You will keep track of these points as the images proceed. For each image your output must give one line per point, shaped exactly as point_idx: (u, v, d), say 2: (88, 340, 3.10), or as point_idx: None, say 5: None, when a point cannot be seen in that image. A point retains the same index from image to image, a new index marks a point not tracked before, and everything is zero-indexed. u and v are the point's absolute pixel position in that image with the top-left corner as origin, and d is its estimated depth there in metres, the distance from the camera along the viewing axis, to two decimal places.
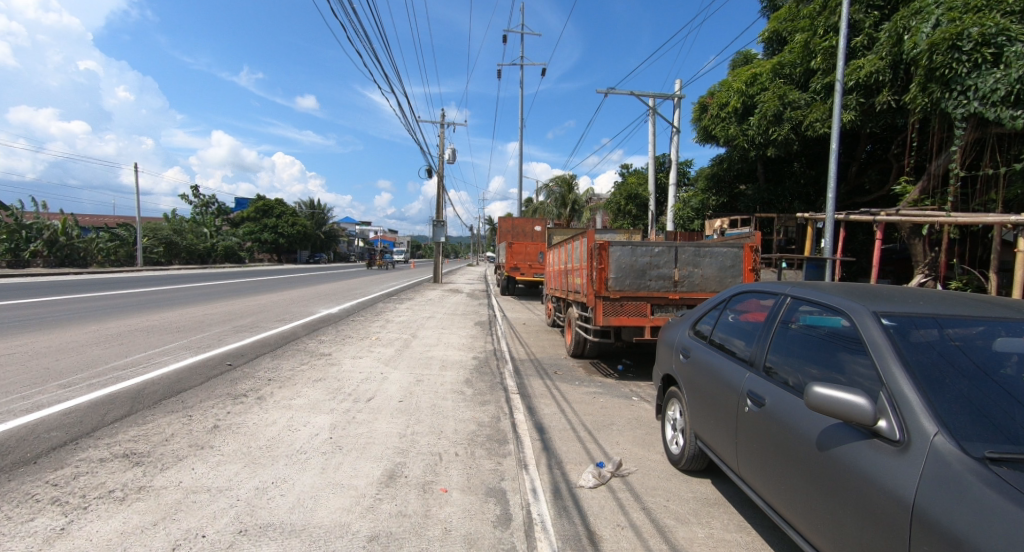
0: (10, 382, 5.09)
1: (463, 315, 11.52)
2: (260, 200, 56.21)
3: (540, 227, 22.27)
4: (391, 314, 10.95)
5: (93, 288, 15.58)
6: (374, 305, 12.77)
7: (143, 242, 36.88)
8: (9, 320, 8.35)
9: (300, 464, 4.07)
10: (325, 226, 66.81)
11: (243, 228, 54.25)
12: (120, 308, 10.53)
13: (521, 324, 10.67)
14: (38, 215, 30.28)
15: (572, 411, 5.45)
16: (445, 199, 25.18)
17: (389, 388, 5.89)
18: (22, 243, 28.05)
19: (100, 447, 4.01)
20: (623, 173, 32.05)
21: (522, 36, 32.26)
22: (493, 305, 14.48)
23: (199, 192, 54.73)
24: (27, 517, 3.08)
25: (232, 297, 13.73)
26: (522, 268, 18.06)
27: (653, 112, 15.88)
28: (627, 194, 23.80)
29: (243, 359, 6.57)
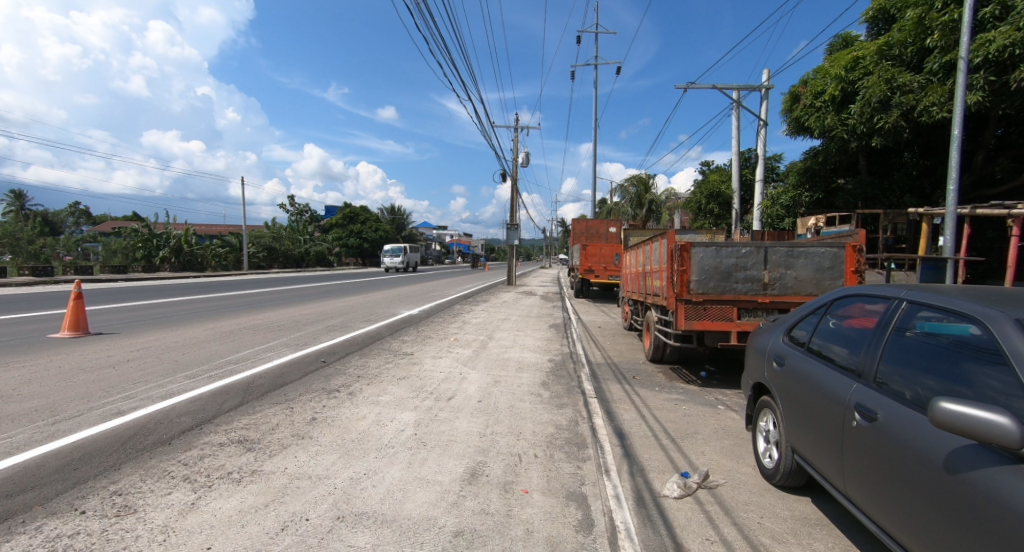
0: (148, 371, 5.83)
1: (538, 318, 11.57)
2: (346, 208, 60.27)
3: (615, 228, 21.89)
4: (468, 316, 11.25)
5: (211, 290, 17.47)
6: (451, 307, 13.20)
7: (250, 249, 40.85)
8: (145, 317, 9.59)
9: (388, 458, 4.29)
10: (404, 231, 70.22)
11: (332, 233, 58.43)
12: (231, 307, 11.71)
13: (597, 327, 10.53)
14: (167, 225, 34.66)
15: (653, 417, 5.28)
16: (519, 203, 25.44)
17: (469, 388, 6.05)
18: (153, 251, 32.16)
19: (220, 433, 4.48)
20: (704, 170, 30.48)
21: (596, 36, 32.14)
22: (567, 307, 14.47)
23: (294, 201, 59.79)
24: (165, 491, 3.51)
25: (325, 299, 14.86)
26: (596, 270, 17.82)
27: (737, 105, 15.03)
28: (709, 192, 22.72)
29: (335, 356, 7.04)
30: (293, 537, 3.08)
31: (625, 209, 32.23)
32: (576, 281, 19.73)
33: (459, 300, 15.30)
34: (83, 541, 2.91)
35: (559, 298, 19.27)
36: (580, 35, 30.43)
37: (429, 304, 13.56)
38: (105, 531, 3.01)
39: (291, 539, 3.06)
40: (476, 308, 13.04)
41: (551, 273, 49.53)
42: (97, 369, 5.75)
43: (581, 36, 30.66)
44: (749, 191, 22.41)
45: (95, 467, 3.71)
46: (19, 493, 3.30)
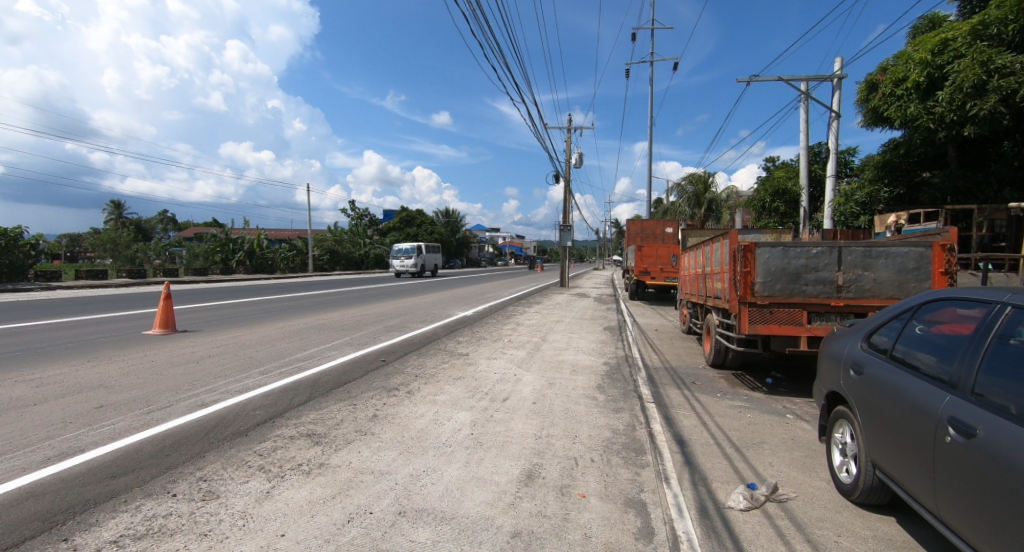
0: (227, 367, 6.28)
1: (592, 320, 11.45)
2: (403, 212, 62.38)
3: (672, 228, 21.34)
4: (521, 317, 11.29)
5: (281, 291, 18.61)
6: (505, 309, 13.32)
7: (315, 252, 43.21)
8: (223, 316, 10.36)
9: (446, 456, 4.38)
10: (458, 233, 71.60)
11: (390, 237, 60.64)
12: (298, 307, 12.42)
13: (654, 330, 10.27)
14: (242, 230, 37.37)
15: (715, 425, 5.08)
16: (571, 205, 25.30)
17: (523, 389, 6.07)
18: (230, 254, 34.72)
19: (291, 426, 4.75)
20: (768, 167, 28.95)
21: (652, 32, 31.45)
22: (621, 310, 14.21)
23: (354, 207, 62.58)
24: (244, 479, 3.76)
25: (384, 299, 15.44)
26: (652, 271, 17.41)
27: (805, 97, 14.22)
28: (774, 190, 21.63)
29: (394, 356, 7.28)
30: (358, 529, 3.21)
31: (682, 209, 31.23)
32: (630, 283, 19.36)
33: (512, 302, 15.41)
34: (174, 522, 3.16)
35: (612, 300, 18.99)
36: (635, 33, 29.85)
37: (483, 306, 13.74)
38: (192, 514, 3.27)
39: (357, 531, 3.19)
40: (530, 310, 13.07)
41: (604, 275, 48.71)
42: (183, 364, 6.25)
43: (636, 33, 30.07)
44: (819, 188, 21.09)
45: (184, 454, 4.04)
46: (120, 475, 3.64)
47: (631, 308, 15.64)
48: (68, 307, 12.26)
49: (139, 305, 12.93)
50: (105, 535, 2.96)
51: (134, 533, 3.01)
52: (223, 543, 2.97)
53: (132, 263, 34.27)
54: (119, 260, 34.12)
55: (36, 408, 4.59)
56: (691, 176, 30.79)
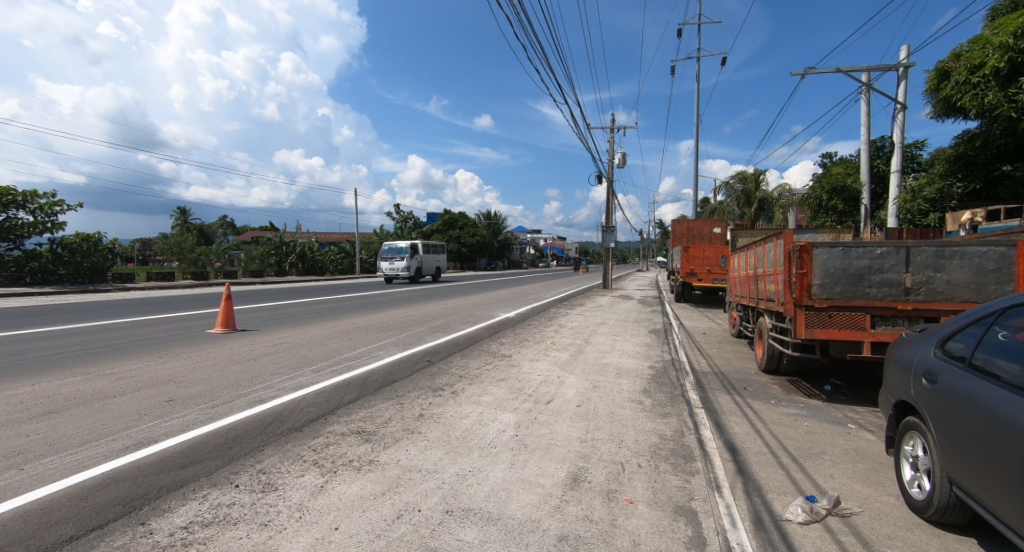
0: (282, 364, 6.57)
1: (637, 323, 11.24)
2: (446, 215, 63.49)
3: (720, 228, 20.73)
4: (564, 319, 11.23)
5: (332, 292, 19.29)
6: (547, 310, 13.28)
7: (362, 255, 44.52)
8: (278, 317, 10.85)
9: (491, 457, 4.41)
10: (501, 235, 72.04)
11: (434, 239, 61.77)
12: (347, 308, 12.83)
13: (702, 333, 9.98)
14: (295, 234, 39.05)
15: (769, 433, 4.87)
16: (614, 205, 24.95)
17: (567, 392, 6.02)
18: (284, 257, 36.30)
19: (342, 423, 4.91)
20: (825, 163, 27.51)
21: (699, 27, 30.57)
22: (667, 312, 13.89)
23: (399, 210, 64.19)
24: (299, 473, 3.92)
25: (428, 301, 15.71)
26: (699, 273, 16.95)
27: (867, 88, 13.48)
28: (831, 187, 20.57)
29: (438, 356, 7.39)
30: (407, 526, 3.27)
31: (731, 209, 30.19)
32: (676, 285, 18.89)
33: (554, 303, 15.37)
34: (237, 511, 3.33)
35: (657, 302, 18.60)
36: (682, 28, 29.12)
37: (526, 307, 13.75)
38: (254, 504, 3.43)
39: (406, 527, 3.25)
40: (572, 312, 12.98)
41: (648, 277, 47.62)
42: (243, 361, 6.59)
43: (683, 29, 29.33)
44: (882, 184, 19.89)
45: (245, 447, 4.26)
46: (189, 465, 3.87)
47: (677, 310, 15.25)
48: (141, 307, 13.20)
49: (203, 305, 13.75)
50: (177, 521, 3.16)
51: (202, 520, 3.19)
52: (281, 533, 3.10)
53: (197, 266, 36.53)
54: (186, 263, 36.49)
55: (115, 400, 4.96)
56: (740, 174, 29.69)
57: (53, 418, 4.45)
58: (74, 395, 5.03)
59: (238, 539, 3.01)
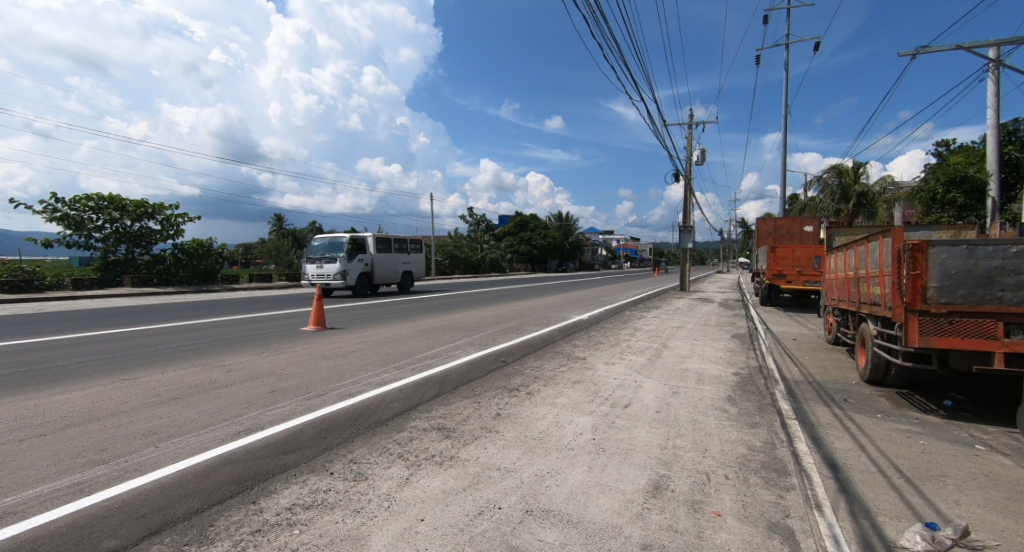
0: (366, 361, 6.94)
1: (719, 327, 10.70)
2: (517, 217, 64.16)
3: (812, 227, 19.27)
4: (639, 323, 10.94)
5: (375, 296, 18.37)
6: (621, 313, 13.00)
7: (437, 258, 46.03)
8: (363, 315, 11.51)
9: (569, 459, 4.38)
10: (571, 236, 71.53)
11: (505, 241, 62.56)
12: (424, 309, 13.31)
13: (793, 340, 9.30)
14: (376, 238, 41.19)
15: (876, 449, 4.45)
16: (691, 204, 23.91)
17: (645, 397, 5.85)
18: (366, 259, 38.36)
19: (423, 419, 5.09)
20: (943, 151, 24.54)
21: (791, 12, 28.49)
22: (752, 316, 13.09)
23: (471, 213, 65.83)
24: (386, 464, 4.12)
25: (501, 302, 15.94)
26: (788, 275, 15.96)
27: (996, 65, 11.91)
28: (949, 178, 18.39)
29: (513, 357, 7.46)
30: (489, 523, 3.32)
31: (824, 205, 27.82)
32: (760, 287, 17.78)
33: (628, 306, 15.00)
34: (333, 496, 3.56)
35: (739, 305, 17.61)
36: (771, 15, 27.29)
37: (599, 310, 13.55)
38: (347, 492, 3.65)
39: (488, 524, 3.31)
40: (648, 315, 12.60)
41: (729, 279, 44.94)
42: (332, 357, 7.03)
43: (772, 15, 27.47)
44: (1014, 173, 17.48)
45: (338, 437, 4.54)
46: (290, 452, 4.19)
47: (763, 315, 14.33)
48: (244, 306, 14.54)
49: (298, 304, 14.88)
50: (283, 502, 3.43)
51: (303, 503, 3.44)
52: (373, 521, 3.27)
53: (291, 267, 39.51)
54: (280, 266, 39.48)
55: (227, 389, 5.49)
56: (834, 167, 27.24)
57: (178, 403, 4.99)
58: (193, 383, 5.62)
59: (335, 523, 3.21)
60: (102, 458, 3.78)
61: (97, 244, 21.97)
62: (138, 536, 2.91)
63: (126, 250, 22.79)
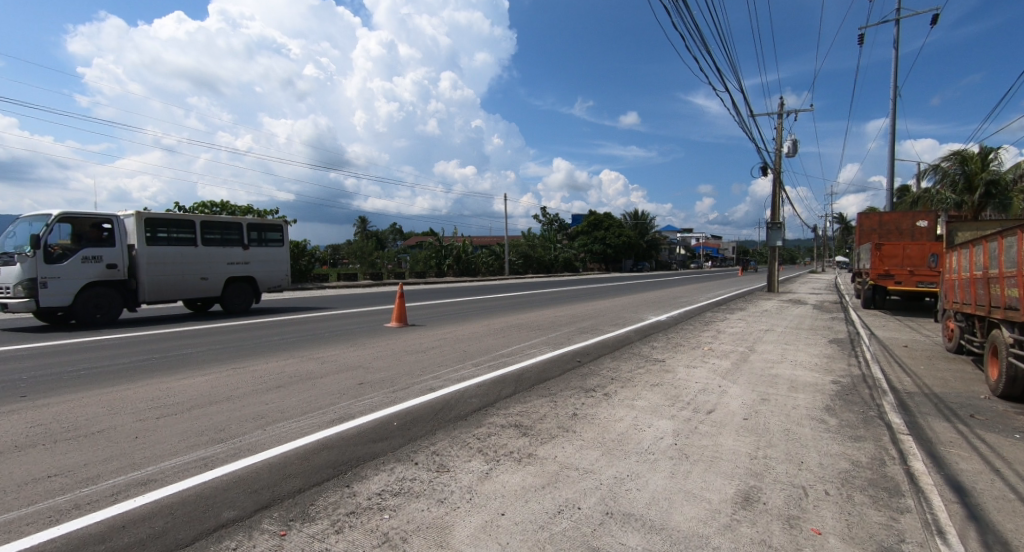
0: (446, 357, 7.17)
1: (814, 331, 9.89)
2: (590, 216, 63.38)
3: (927, 222, 17.27)
4: (723, 325, 10.39)
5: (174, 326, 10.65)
6: (702, 315, 12.40)
7: (511, 257, 46.61)
8: (443, 313, 11.92)
9: (650, 463, 4.26)
10: (646, 235, 69.45)
11: (578, 241, 62.04)
12: (499, 307, 13.54)
13: (905, 346, 8.38)
14: (452, 238, 42.47)
15: (1013, 474, 3.89)
16: (780, 199, 22.35)
17: (731, 403, 5.54)
18: (443, 259, 39.67)
19: (501, 416, 5.18)
20: None
21: None
22: (854, 320, 11.96)
23: (544, 213, 65.98)
24: (466, 458, 4.24)
25: (576, 302, 15.84)
26: (897, 275, 14.44)
27: None
28: None
29: (589, 358, 7.38)
30: (569, 522, 3.31)
31: (942, 197, 24.75)
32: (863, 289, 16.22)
33: (709, 307, 14.28)
34: (419, 485, 3.71)
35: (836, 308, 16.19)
36: None
37: (678, 311, 13.03)
38: (431, 482, 3.79)
39: (567, 523, 3.29)
40: (732, 317, 11.94)
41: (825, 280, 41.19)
42: (413, 353, 7.34)
43: None
44: None
45: (421, 429, 4.74)
46: (379, 441, 4.43)
47: (866, 318, 13.06)
48: (335, 302, 15.62)
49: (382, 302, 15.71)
50: (373, 488, 3.63)
51: (391, 490, 3.62)
52: (457, 511, 3.37)
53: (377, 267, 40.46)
54: (363, 265, 41.25)
55: (321, 380, 5.91)
56: (956, 154, 24.08)
57: (281, 390, 5.47)
58: (292, 373, 6.12)
59: (421, 511, 3.35)
60: (220, 438, 4.21)
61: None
62: (252, 509, 3.21)
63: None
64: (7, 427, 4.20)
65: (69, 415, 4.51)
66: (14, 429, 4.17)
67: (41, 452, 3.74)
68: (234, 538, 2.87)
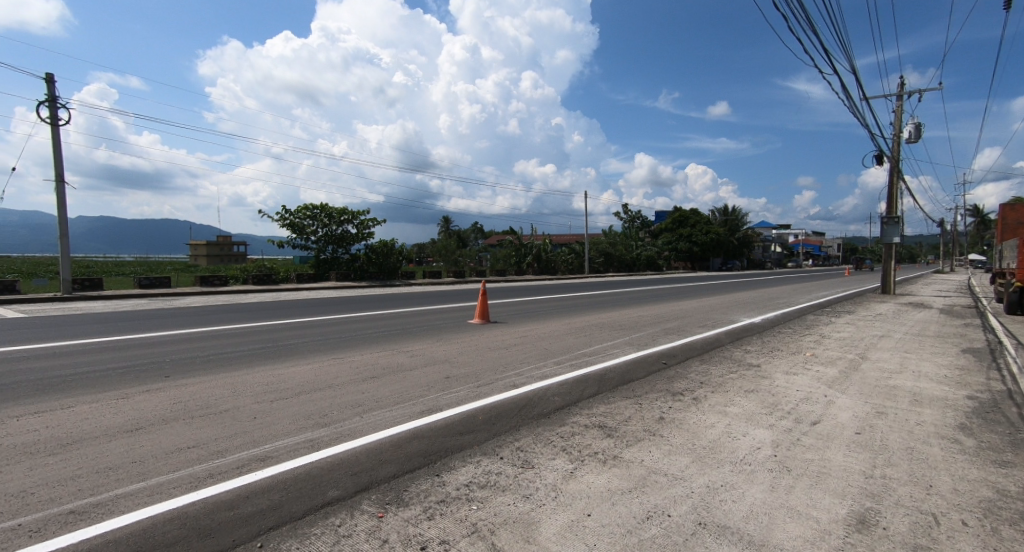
0: (527, 355, 7.22)
1: (944, 339, 8.71)
2: (676, 213, 60.99)
3: None
4: (828, 329, 9.49)
5: None
6: (804, 318, 11.43)
7: (591, 254, 46.06)
8: (525, 311, 12.04)
9: (746, 474, 3.99)
10: (736, 232, 65.31)
11: (662, 238, 59.92)
12: (580, 306, 13.42)
13: None
14: (533, 236, 42.79)
15: None
16: (898, 190, 19.98)
17: (840, 415, 5.05)
18: (524, 257, 40.09)
19: (585, 415, 5.12)
20: None
21: None
22: (996, 328, 10.37)
23: (625, 211, 64.46)
24: (550, 456, 4.23)
25: (661, 302, 15.29)
26: None
27: None
28: None
29: (675, 360, 7.07)
30: (658, 529, 3.18)
31: None
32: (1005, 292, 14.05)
33: (810, 310, 13.13)
34: (504, 480, 3.77)
35: (969, 313, 14.19)
36: None
37: (775, 313, 12.11)
38: (516, 477, 3.83)
39: (657, 530, 3.17)
40: (839, 321, 10.86)
41: (956, 280, 36.18)
42: (496, 349, 7.50)
43: None
44: None
45: (505, 425, 4.81)
46: (465, 433, 4.56)
47: (1011, 325, 11.29)
48: (425, 299, 16.33)
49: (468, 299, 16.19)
50: (462, 479, 3.74)
51: (478, 482, 3.71)
52: (542, 508, 3.37)
53: (455, 267, 38.00)
54: (447, 263, 42.83)
55: (411, 372, 6.21)
56: None
57: (375, 381, 5.82)
58: (385, 365, 6.49)
59: (508, 505, 3.39)
60: (324, 422, 4.56)
61: (313, 245, 26.68)
62: (353, 490, 3.44)
63: (332, 250, 27.32)
64: (155, 402, 4.84)
65: (201, 394, 5.12)
66: (160, 404, 4.81)
67: (181, 426, 4.27)
68: (338, 515, 3.09)
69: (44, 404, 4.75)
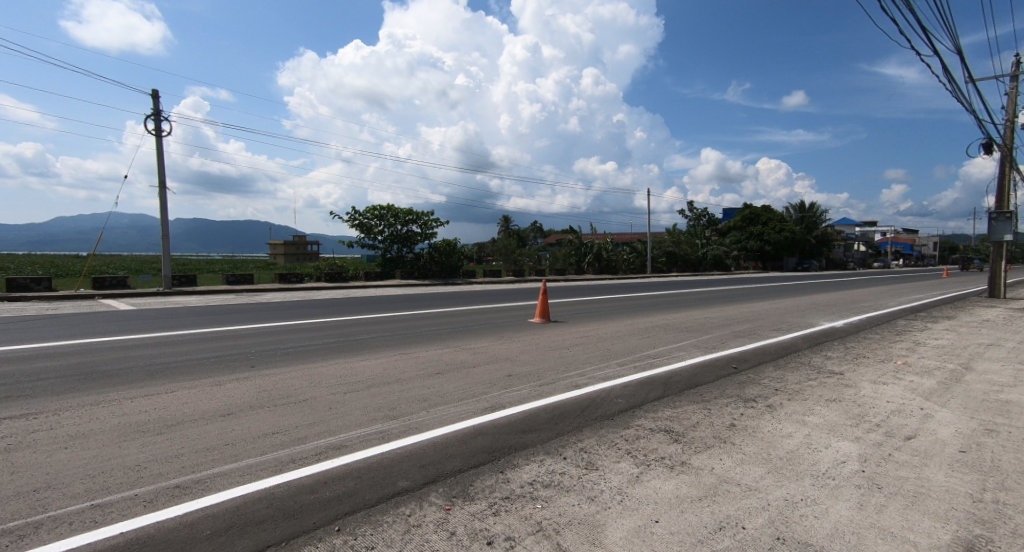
0: (589, 355, 7.13)
1: None
2: (746, 210, 58.00)
3: None
4: (924, 336, 8.63)
5: None
6: (895, 323, 10.46)
7: (653, 254, 44.84)
8: (588, 311, 11.89)
9: (830, 489, 3.71)
10: (813, 230, 61.08)
11: (731, 237, 57.25)
12: (644, 307, 13.08)
13: None
14: (594, 235, 42.27)
15: None
16: (1011, 181, 17.78)
17: (940, 430, 4.58)
18: (585, 256, 39.68)
19: (650, 419, 4.98)
20: None
21: None
22: None
23: (689, 209, 62.15)
24: (615, 459, 4.14)
25: (732, 303, 14.59)
26: None
27: None
28: None
29: (746, 365, 6.72)
30: (732, 541, 3.03)
31: None
32: None
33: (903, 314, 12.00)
34: (569, 480, 3.73)
35: None
36: None
37: (861, 317, 11.19)
38: (580, 478, 3.79)
39: (731, 542, 3.02)
40: (939, 327, 9.83)
41: None
42: (558, 349, 7.46)
43: None
44: None
45: (568, 425, 4.76)
46: (528, 432, 4.57)
47: None
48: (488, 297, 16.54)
49: None
50: (525, 477, 3.75)
51: (542, 481, 3.69)
52: (608, 511, 3.31)
53: (516, 266, 38.14)
54: (507, 262, 43.22)
55: (474, 369, 6.31)
56: None
57: (440, 377, 5.96)
58: (449, 361, 6.63)
59: (573, 505, 3.35)
60: (393, 415, 4.73)
61: (379, 244, 27.80)
62: (421, 481, 3.54)
63: (397, 249, 28.32)
64: (243, 390, 5.23)
65: (283, 384, 5.48)
66: (247, 391, 5.19)
67: (267, 412, 4.58)
68: (408, 506, 3.18)
69: (151, 388, 5.26)
